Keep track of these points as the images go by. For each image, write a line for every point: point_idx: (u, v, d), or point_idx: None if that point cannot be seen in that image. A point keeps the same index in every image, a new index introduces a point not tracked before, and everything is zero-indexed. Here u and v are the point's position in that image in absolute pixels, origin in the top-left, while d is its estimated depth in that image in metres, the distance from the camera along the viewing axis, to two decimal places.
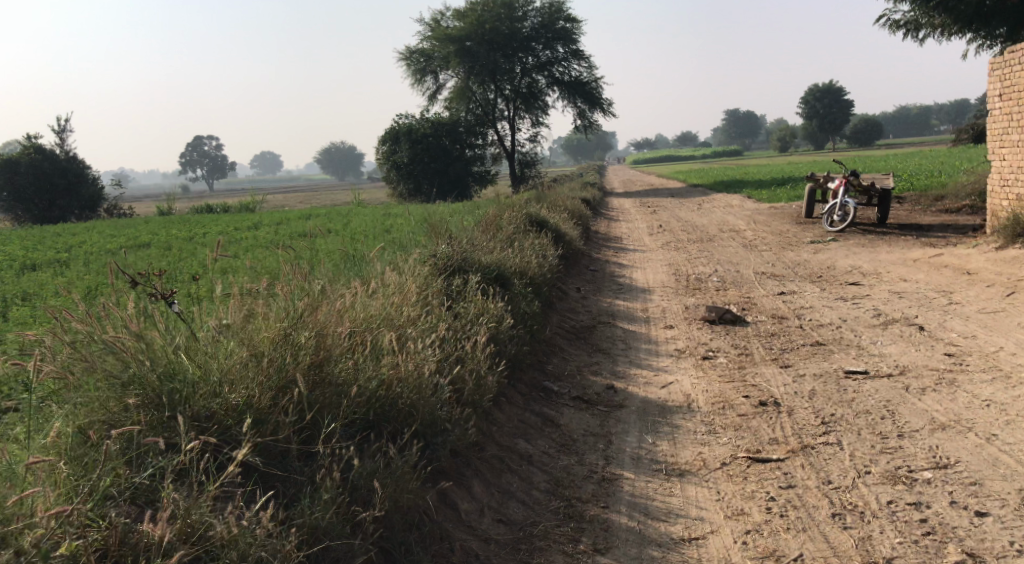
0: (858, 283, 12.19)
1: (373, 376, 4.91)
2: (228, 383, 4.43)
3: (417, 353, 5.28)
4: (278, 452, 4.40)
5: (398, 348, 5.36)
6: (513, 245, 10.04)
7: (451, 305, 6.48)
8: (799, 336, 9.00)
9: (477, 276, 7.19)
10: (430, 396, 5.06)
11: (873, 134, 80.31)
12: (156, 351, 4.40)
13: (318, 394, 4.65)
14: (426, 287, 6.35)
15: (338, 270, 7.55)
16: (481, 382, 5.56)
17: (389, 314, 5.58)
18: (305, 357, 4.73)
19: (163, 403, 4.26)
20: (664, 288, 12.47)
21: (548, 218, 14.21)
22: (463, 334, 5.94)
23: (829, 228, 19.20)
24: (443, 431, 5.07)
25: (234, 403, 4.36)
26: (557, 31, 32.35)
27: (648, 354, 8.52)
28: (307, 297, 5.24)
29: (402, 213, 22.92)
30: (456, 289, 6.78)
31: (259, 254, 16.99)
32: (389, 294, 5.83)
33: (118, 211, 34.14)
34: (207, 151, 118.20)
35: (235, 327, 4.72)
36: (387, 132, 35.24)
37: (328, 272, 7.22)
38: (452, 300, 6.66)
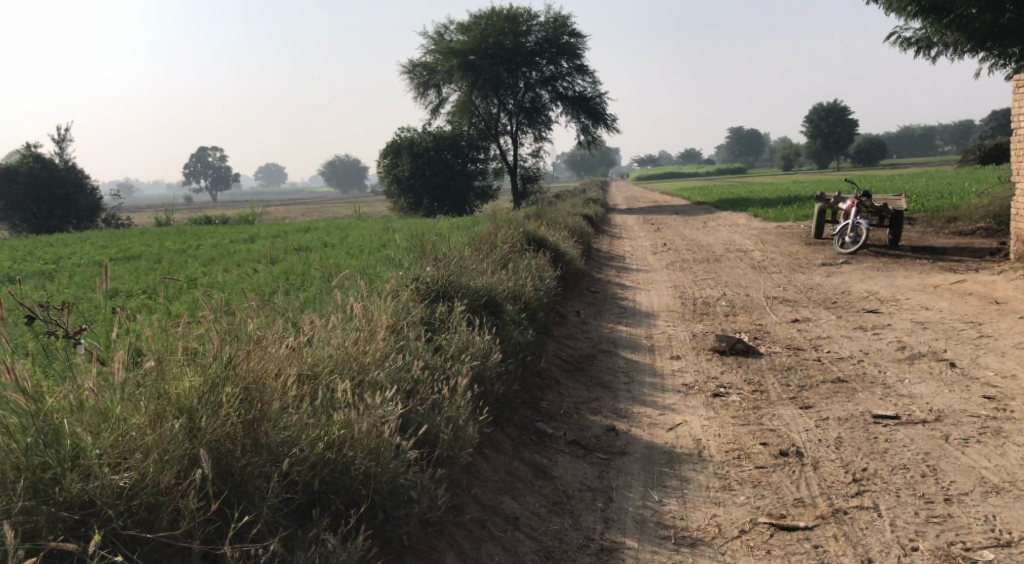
0: (876, 310, 11.44)
1: (315, 442, 4.29)
2: (124, 457, 3.87)
3: (377, 406, 4.63)
4: (178, 548, 3.86)
5: (356, 399, 4.71)
6: (507, 267, 9.31)
7: (431, 338, 5.79)
8: (818, 371, 8.27)
9: (463, 303, 6.47)
10: (390, 460, 4.42)
11: (878, 154, 79.61)
12: (43, 416, 3.92)
13: (243, 469, 4.06)
14: (400, 318, 5.70)
15: (315, 298, 6.91)
16: (455, 433, 4.87)
17: (348, 353, 4.94)
18: (229, 417, 4.16)
19: (33, 488, 3.73)
20: (669, 313, 11.74)
21: (548, 237, 13.49)
22: (439, 374, 5.26)
23: (840, 249, 18.44)
24: (407, 502, 4.42)
25: (125, 484, 3.80)
26: (561, 46, 31.70)
27: (652, 389, 7.77)
28: (248, 340, 4.61)
29: (400, 228, 22.18)
30: (438, 316, 6.11)
31: (247, 270, 16.28)
32: (352, 329, 5.19)
33: (117, 221, 33.25)
34: (210, 161, 117.62)
35: (149, 376, 4.15)
36: (388, 146, 34.64)
37: (301, 303, 6.58)
38: (432, 330, 5.99)
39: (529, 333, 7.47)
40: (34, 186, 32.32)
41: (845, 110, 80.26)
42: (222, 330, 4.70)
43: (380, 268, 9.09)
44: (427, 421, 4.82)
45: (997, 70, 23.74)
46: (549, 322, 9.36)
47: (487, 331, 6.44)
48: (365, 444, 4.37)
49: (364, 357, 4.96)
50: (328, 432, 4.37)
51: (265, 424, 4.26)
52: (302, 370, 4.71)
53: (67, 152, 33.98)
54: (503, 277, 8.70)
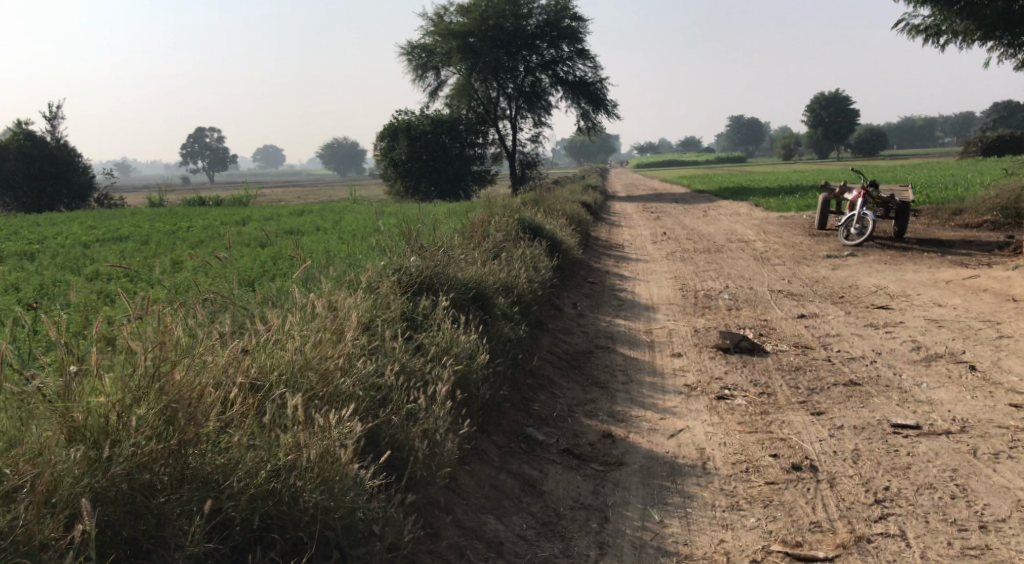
0: (886, 306, 10.93)
1: (256, 471, 3.93)
2: (22, 489, 3.51)
3: (332, 427, 4.21)
4: None
5: (308, 418, 4.29)
6: (500, 256, 8.80)
7: (411, 336, 5.31)
8: (828, 373, 7.76)
9: (449, 296, 5.97)
10: (344, 491, 4.04)
11: (878, 145, 78.99)
12: None
13: (162, 505, 3.69)
14: (373, 315, 5.24)
15: (290, 290, 6.46)
16: (428, 454, 4.45)
17: (307, 358, 4.50)
18: (147, 444, 3.76)
19: None
20: (669, 306, 11.23)
21: (544, 224, 12.95)
22: (416, 381, 4.83)
23: (845, 241, 17.92)
24: (365, 538, 4.04)
25: (12, 527, 3.42)
26: (562, 30, 31.01)
27: (652, 390, 7.26)
28: (182, 351, 4.19)
29: (395, 212, 21.58)
30: (419, 311, 5.64)
31: (235, 254, 15.74)
32: (314, 330, 4.75)
33: (109, 201, 32.60)
34: (206, 141, 116.53)
35: (58, 395, 3.76)
36: (385, 128, 34.03)
37: (271, 297, 6.15)
38: (412, 327, 5.51)
39: (523, 328, 6.99)
40: (24, 164, 31.66)
41: (846, 99, 79.61)
42: (160, 330, 4.27)
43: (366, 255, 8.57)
44: (397, 439, 4.42)
45: (1006, 59, 23.14)
46: (543, 314, 8.86)
47: (475, 327, 5.96)
48: (313, 475, 3.99)
49: (325, 365, 4.52)
50: (273, 458, 3.99)
51: (193, 448, 3.87)
52: (247, 381, 4.30)
53: (58, 129, 33.32)
54: (494, 266, 8.21)
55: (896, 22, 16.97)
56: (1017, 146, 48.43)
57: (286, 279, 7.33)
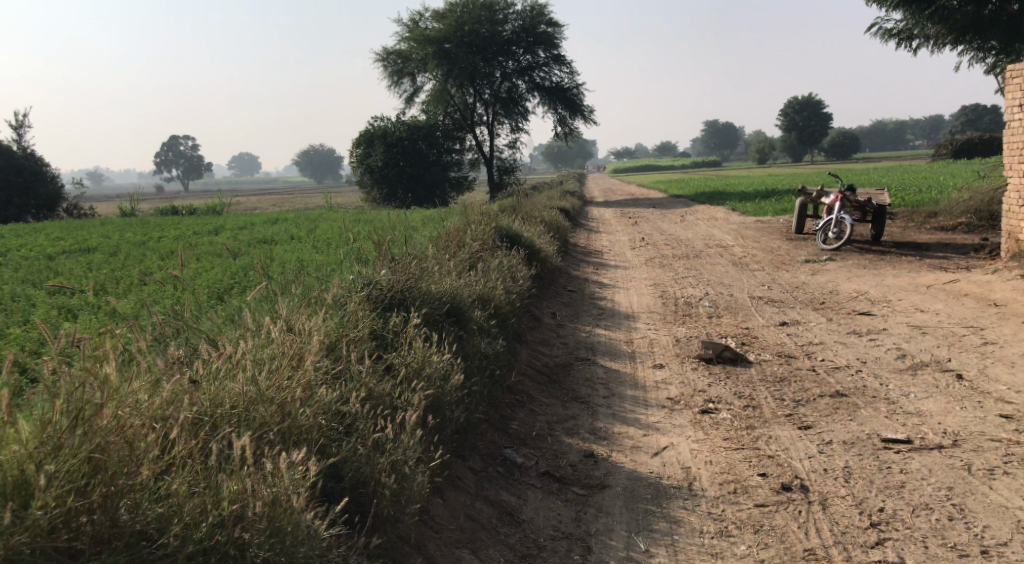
0: (868, 313, 10.76)
1: (196, 524, 3.68)
2: None
3: (285, 469, 3.95)
4: None
5: (257, 459, 4.03)
6: (476, 267, 8.53)
7: (379, 358, 5.05)
8: (813, 383, 7.56)
9: (421, 313, 5.71)
10: (295, 543, 3.79)
11: (851, 148, 79.49)
12: None
13: None
14: (337, 334, 4.97)
15: (255, 305, 6.18)
16: (394, 492, 4.21)
17: (263, 388, 4.22)
18: (68, 499, 3.50)
19: None
20: (649, 315, 11.01)
21: (522, 232, 12.69)
22: (381, 411, 4.57)
23: (823, 245, 17.80)
24: None
25: None
26: (538, 36, 30.83)
27: (634, 404, 7.04)
28: (116, 387, 3.91)
29: (371, 220, 21.23)
30: (389, 330, 5.37)
31: (206, 265, 15.37)
32: (271, 357, 4.48)
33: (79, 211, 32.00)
34: (179, 149, 115.26)
35: None
36: (360, 135, 33.59)
37: (233, 314, 5.87)
38: (381, 348, 5.25)
39: (500, 343, 6.75)
40: None
41: (819, 103, 80.07)
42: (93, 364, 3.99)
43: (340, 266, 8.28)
44: (362, 474, 4.19)
45: (978, 62, 23.19)
46: (521, 326, 8.61)
47: (449, 345, 5.71)
48: (260, 526, 3.73)
49: (280, 396, 4.24)
50: (215, 509, 3.73)
51: (124, 500, 3.61)
52: (191, 417, 4.03)
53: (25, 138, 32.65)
54: (470, 277, 7.94)
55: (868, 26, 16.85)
56: (986, 148, 48.87)
57: (255, 293, 7.05)
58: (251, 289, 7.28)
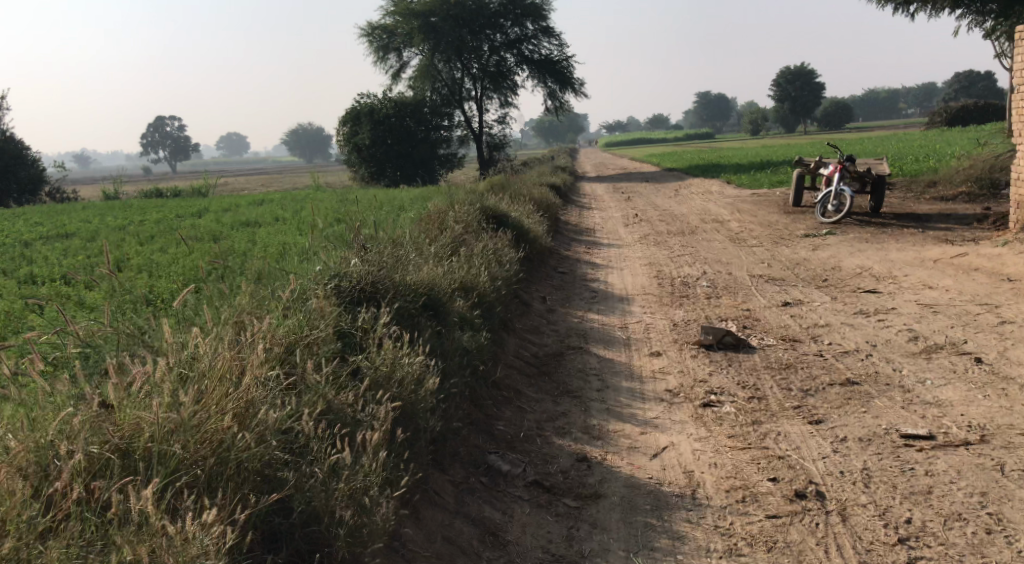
0: (874, 290, 10.25)
1: None
2: None
3: (210, 513, 3.51)
4: None
5: (177, 504, 3.59)
6: (459, 252, 8.00)
7: (342, 366, 4.59)
8: (821, 370, 7.06)
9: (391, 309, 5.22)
10: None
11: (844, 118, 78.75)
12: None
13: None
14: (289, 340, 4.50)
15: (212, 301, 5.68)
16: (352, 527, 3.78)
17: (188, 414, 3.72)
18: None
19: None
20: (645, 297, 10.50)
21: (510, 212, 12.15)
22: (337, 430, 4.11)
23: (822, 218, 17.28)
24: None
25: None
26: (525, 8, 30.07)
27: (630, 399, 6.54)
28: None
29: (358, 200, 20.64)
30: (351, 331, 4.88)
31: (185, 250, 14.82)
32: (203, 373, 4.00)
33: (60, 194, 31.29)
34: (167, 131, 114.09)
35: None
36: (347, 113, 32.83)
37: (185, 313, 5.40)
38: (346, 351, 4.78)
39: (483, 336, 6.27)
40: None
41: (812, 73, 79.24)
42: None
43: (314, 253, 7.73)
44: (313, 507, 3.76)
45: (975, 27, 22.58)
46: (508, 313, 8.10)
47: (423, 345, 5.22)
48: None
49: (208, 423, 3.76)
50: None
51: None
52: (93, 454, 3.57)
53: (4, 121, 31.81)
54: (450, 264, 7.43)
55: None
56: (980, 115, 48.34)
57: (221, 286, 6.57)
58: (217, 280, 6.80)
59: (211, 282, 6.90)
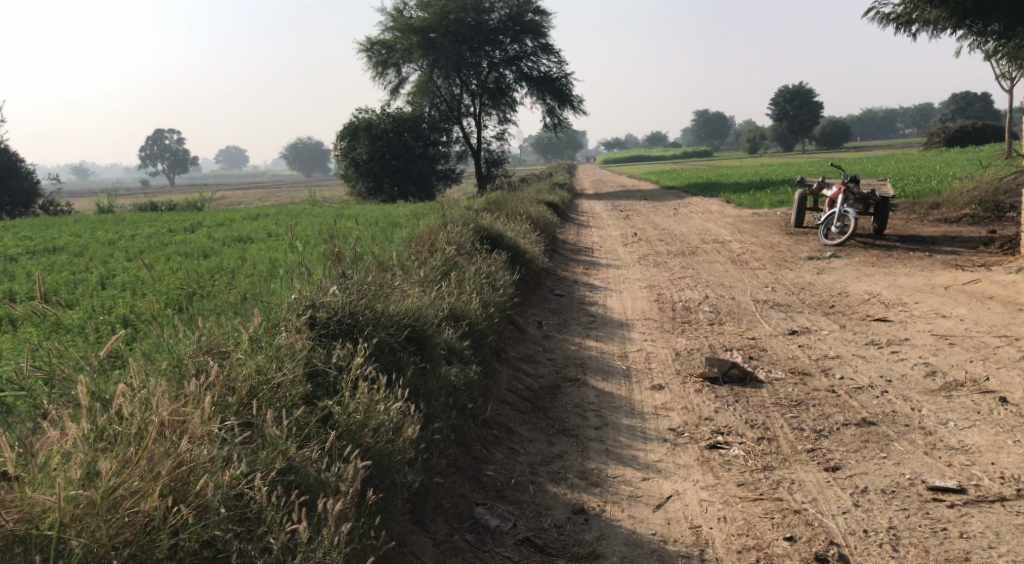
0: (884, 319, 9.77)
1: None
2: None
3: None
4: None
5: None
6: (450, 276, 7.60)
7: (301, 418, 4.37)
8: (834, 408, 6.55)
9: (367, 349, 4.89)
10: None
11: (841, 138, 78.55)
12: None
13: None
14: (247, 388, 4.30)
15: (185, 330, 5.36)
16: None
17: (102, 493, 3.55)
18: None
19: None
20: (645, 322, 10.04)
21: (506, 232, 11.73)
22: (284, 501, 3.94)
23: (825, 240, 16.84)
24: None
25: None
26: (525, 25, 29.76)
27: (630, 440, 6.11)
28: None
29: (354, 216, 20.20)
30: (318, 376, 4.65)
31: (174, 267, 14.35)
32: (132, 437, 3.82)
33: (54, 207, 30.76)
34: (165, 143, 113.77)
35: None
36: (345, 128, 32.37)
37: (153, 344, 5.12)
38: (314, 400, 4.56)
39: (474, 370, 5.88)
40: None
41: (809, 93, 78.95)
42: None
43: (300, 274, 7.31)
44: None
45: (977, 48, 22.10)
46: (502, 340, 7.66)
47: (400, 387, 4.88)
48: None
49: (128, 501, 3.61)
50: None
51: None
52: None
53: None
54: (439, 291, 7.02)
55: (866, 11, 15.44)
56: (978, 137, 48.11)
57: (200, 315, 6.26)
58: (198, 311, 6.46)
59: (192, 311, 6.55)
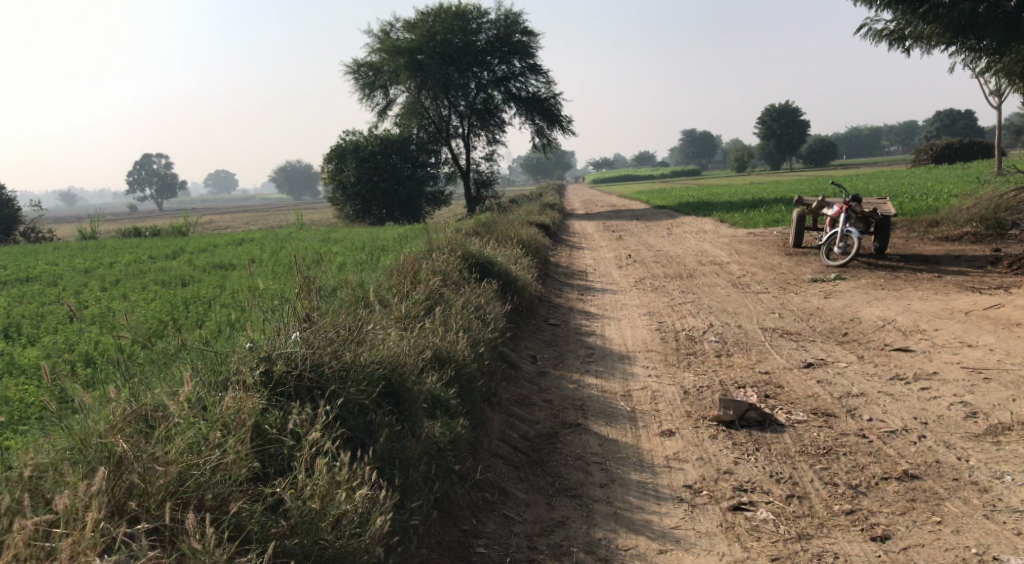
0: (905, 349, 8.99)
1: None
2: None
3: None
4: None
5: None
6: (434, 311, 6.87)
7: (229, 511, 4.06)
8: (868, 458, 5.71)
9: (324, 424, 4.51)
10: None
11: (829, 156, 77.97)
12: None
13: None
14: (173, 475, 4.04)
15: (149, 385, 5.01)
16: None
17: None
18: None
19: None
20: (647, 355, 9.26)
21: (495, 259, 10.94)
22: None
23: (827, 261, 16.05)
24: None
25: None
26: (513, 45, 29.00)
27: (638, 499, 5.41)
28: None
29: (340, 240, 19.27)
30: (267, 452, 4.38)
31: (146, 298, 13.40)
32: None
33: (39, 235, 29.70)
34: (152, 169, 112.29)
35: None
36: (332, 150, 31.67)
37: (104, 398, 4.78)
38: (258, 487, 4.27)
39: (461, 424, 5.38)
40: None
41: (796, 111, 78.41)
42: None
43: (277, 307, 6.73)
44: None
45: (973, 65, 21.32)
46: (493, 383, 6.89)
47: (369, 463, 4.53)
48: None
49: None
50: None
51: None
52: None
53: None
54: (420, 330, 6.32)
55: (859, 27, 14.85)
56: (966, 153, 47.42)
57: (171, 359, 5.86)
58: (169, 357, 6.04)
59: (162, 358, 6.10)
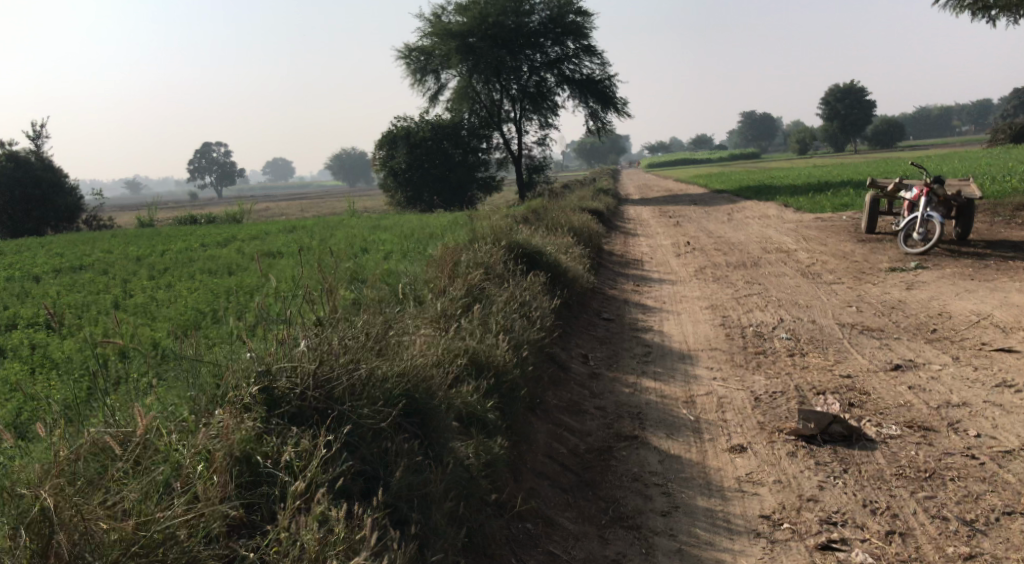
0: (1006, 349, 8.02)
1: None
2: None
3: None
4: None
5: None
6: (472, 308, 6.21)
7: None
8: (983, 485, 4.87)
9: (322, 460, 3.93)
10: None
11: (897, 136, 75.28)
12: None
13: None
14: (130, 531, 3.50)
15: (135, 402, 4.45)
16: None
17: None
18: None
19: None
20: (711, 354, 8.43)
21: (545, 248, 10.16)
22: None
23: (906, 248, 14.93)
24: None
25: None
26: (567, 26, 28.07)
27: (707, 532, 4.67)
28: None
29: (389, 227, 18.58)
30: (255, 492, 3.84)
31: (184, 288, 12.85)
32: None
33: (98, 222, 29.60)
34: (213, 157, 113.30)
35: None
36: (383, 137, 31.23)
37: (77, 423, 4.24)
38: (234, 538, 3.73)
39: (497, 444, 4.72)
40: (7, 186, 27.84)
41: (863, 90, 75.74)
42: None
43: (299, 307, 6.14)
44: None
45: None
46: (537, 388, 6.16)
47: (373, 505, 3.96)
48: None
49: None
50: None
51: None
52: None
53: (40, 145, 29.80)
54: (453, 330, 5.67)
55: None
56: None
57: (175, 362, 5.31)
58: (175, 361, 5.49)
59: (168, 363, 5.55)
